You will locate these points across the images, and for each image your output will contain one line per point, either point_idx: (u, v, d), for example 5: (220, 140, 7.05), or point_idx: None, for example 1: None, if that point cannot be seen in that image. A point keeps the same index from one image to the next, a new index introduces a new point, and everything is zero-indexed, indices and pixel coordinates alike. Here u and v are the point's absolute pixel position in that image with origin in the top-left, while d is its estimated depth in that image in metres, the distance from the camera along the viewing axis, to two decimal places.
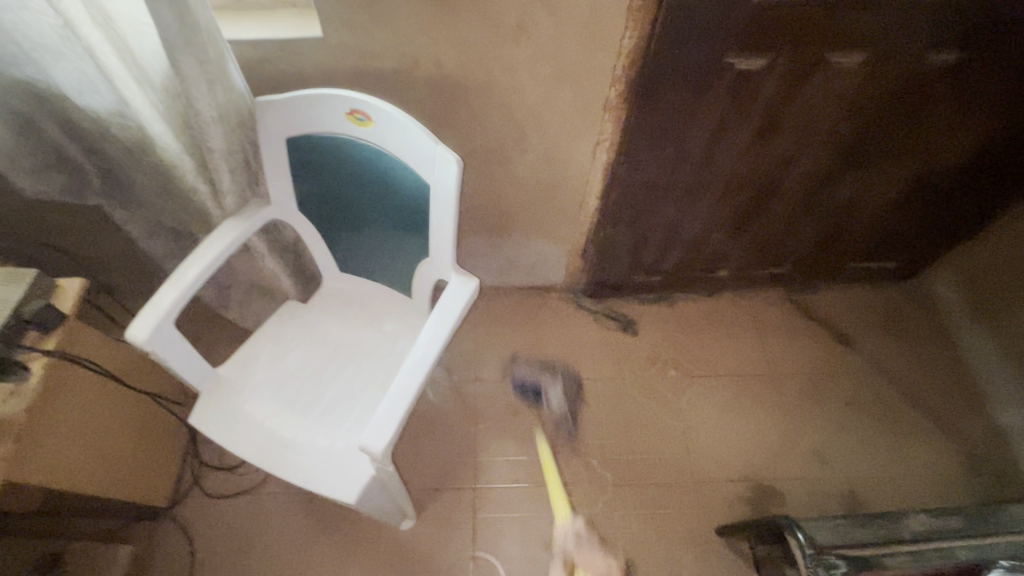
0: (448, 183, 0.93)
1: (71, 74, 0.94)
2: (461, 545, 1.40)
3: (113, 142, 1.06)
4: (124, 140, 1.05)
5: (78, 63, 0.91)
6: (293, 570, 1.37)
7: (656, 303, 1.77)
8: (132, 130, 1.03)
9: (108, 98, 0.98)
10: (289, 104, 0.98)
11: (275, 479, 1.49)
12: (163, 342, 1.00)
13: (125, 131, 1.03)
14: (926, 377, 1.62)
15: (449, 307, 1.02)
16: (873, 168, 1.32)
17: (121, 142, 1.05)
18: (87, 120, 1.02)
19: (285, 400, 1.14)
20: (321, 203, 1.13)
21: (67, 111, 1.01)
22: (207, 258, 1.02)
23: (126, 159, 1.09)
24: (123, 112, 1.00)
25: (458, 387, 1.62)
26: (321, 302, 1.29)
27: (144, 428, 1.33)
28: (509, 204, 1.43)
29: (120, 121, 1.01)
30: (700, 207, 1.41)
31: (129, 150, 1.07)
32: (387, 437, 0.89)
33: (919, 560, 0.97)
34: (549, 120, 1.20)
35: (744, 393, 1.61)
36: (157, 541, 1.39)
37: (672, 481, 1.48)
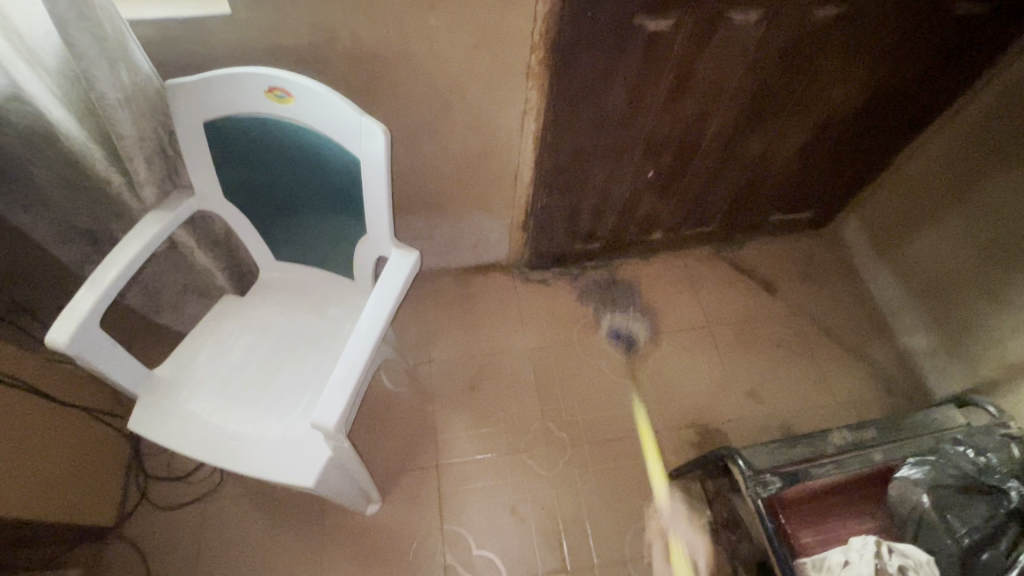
0: (377, 155, 0.93)
1: None
2: (428, 521, 1.42)
3: (10, 133, 0.99)
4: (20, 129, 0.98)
5: None
6: (258, 568, 1.35)
7: (599, 269, 1.84)
8: (31, 118, 0.96)
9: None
10: (202, 85, 0.95)
11: (229, 481, 1.44)
12: (91, 345, 0.96)
13: (22, 118, 0.96)
14: (843, 314, 1.77)
15: (389, 280, 1.02)
16: (779, 121, 1.42)
17: (19, 134, 0.99)
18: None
19: (230, 394, 1.12)
20: (246, 190, 1.10)
21: None
22: (128, 256, 0.97)
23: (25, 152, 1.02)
24: (17, 96, 0.92)
25: (412, 369, 1.62)
26: (259, 292, 1.26)
27: (78, 445, 1.26)
28: (445, 180, 1.44)
29: (16, 108, 0.94)
30: (629, 171, 1.48)
31: (30, 140, 1.00)
32: (338, 410, 0.88)
33: (844, 468, 1.06)
34: (475, 91, 1.21)
35: (685, 345, 1.71)
36: (108, 561, 1.33)
37: (625, 433, 1.55)
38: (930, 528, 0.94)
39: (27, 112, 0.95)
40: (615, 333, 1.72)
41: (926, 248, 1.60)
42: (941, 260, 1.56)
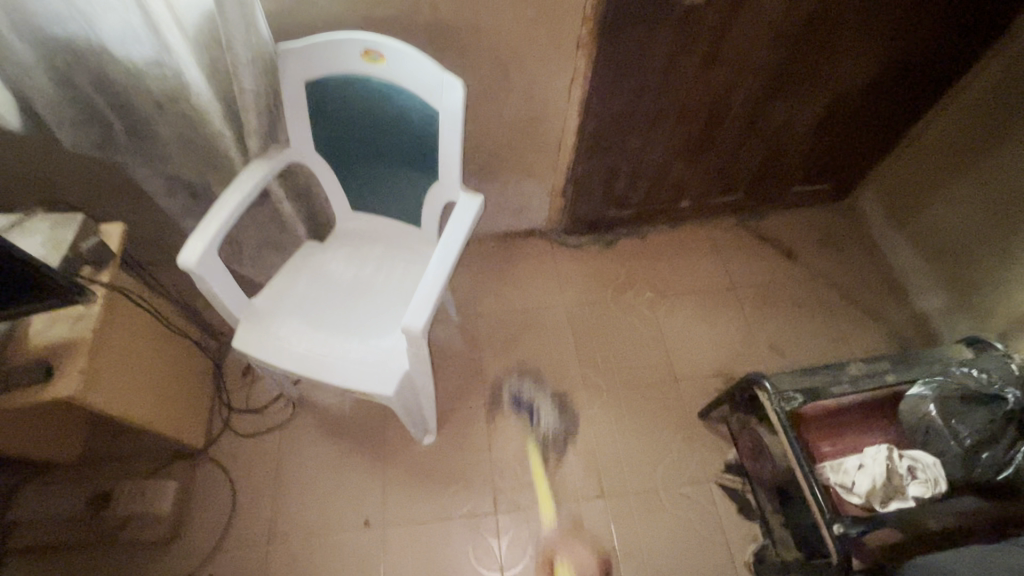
0: (455, 107, 1.09)
1: (114, 25, 1.03)
2: (479, 451, 1.57)
3: (147, 93, 1.16)
4: (156, 90, 1.16)
5: (123, 14, 1.02)
6: (328, 488, 1.51)
7: (630, 236, 1.98)
8: (168, 81, 1.14)
9: (146, 50, 1.08)
10: (309, 49, 1.12)
11: (300, 414, 1.61)
12: (209, 270, 1.14)
13: (160, 82, 1.14)
14: (861, 279, 1.89)
15: (460, 219, 1.18)
16: (800, 92, 1.55)
17: (151, 95, 1.17)
18: (123, 71, 1.12)
19: (316, 321, 1.28)
20: (334, 144, 1.28)
21: (103, 65, 1.12)
22: (234, 202, 1.16)
23: (154, 111, 1.20)
24: (160, 61, 1.10)
25: (461, 321, 1.78)
26: (337, 239, 1.44)
27: (174, 372, 1.43)
28: (496, 145, 1.60)
29: (154, 71, 1.12)
30: (663, 138, 1.63)
31: (162, 100, 1.18)
32: (423, 317, 1.05)
33: (860, 387, 1.18)
34: (531, 60, 1.38)
35: (712, 304, 1.84)
36: (198, 478, 1.50)
37: (657, 380, 1.69)
38: (937, 432, 1.07)
39: (165, 76, 1.13)
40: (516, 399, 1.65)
41: (938, 214, 1.71)
42: (952, 224, 1.67)
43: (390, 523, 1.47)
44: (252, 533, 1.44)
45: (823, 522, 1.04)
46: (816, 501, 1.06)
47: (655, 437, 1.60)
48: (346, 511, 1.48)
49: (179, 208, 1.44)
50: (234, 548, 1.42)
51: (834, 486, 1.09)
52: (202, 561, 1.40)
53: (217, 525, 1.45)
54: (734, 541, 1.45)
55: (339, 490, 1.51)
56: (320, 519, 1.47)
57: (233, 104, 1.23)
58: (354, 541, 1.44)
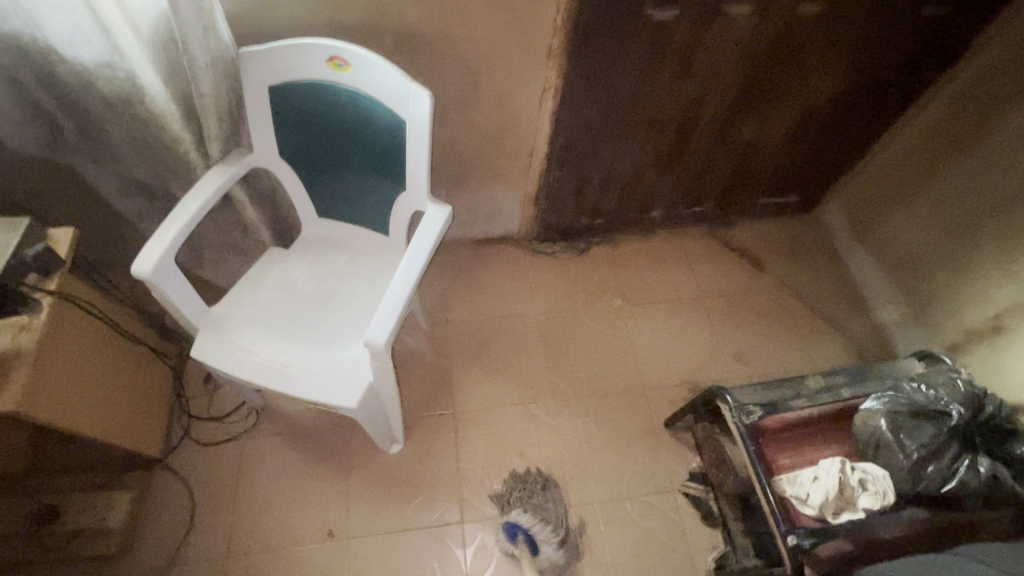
0: (423, 117, 1.08)
1: (62, 24, 1.00)
2: (446, 461, 1.56)
3: (100, 94, 1.12)
4: (108, 92, 1.12)
5: (71, 13, 0.98)
6: (291, 499, 1.48)
7: (602, 244, 2.00)
8: (121, 82, 1.10)
9: (95, 51, 1.05)
10: (271, 54, 1.09)
11: (263, 422, 1.58)
12: (166, 278, 1.10)
13: (113, 83, 1.10)
14: (823, 290, 1.94)
15: (426, 229, 1.17)
16: (767, 108, 1.59)
17: (104, 97, 1.13)
18: (73, 71, 1.08)
19: (279, 330, 1.26)
20: (299, 150, 1.25)
21: (50, 65, 1.07)
22: (192, 208, 1.12)
23: (107, 113, 1.16)
24: (112, 61, 1.07)
25: (431, 328, 1.77)
26: (302, 245, 1.41)
27: (130, 380, 1.39)
28: (467, 152, 1.59)
29: (106, 73, 1.09)
30: (634, 149, 1.64)
31: (115, 101, 1.14)
32: (387, 329, 1.04)
33: (817, 401, 1.21)
34: (501, 70, 1.37)
35: (680, 313, 1.87)
36: (154, 490, 1.46)
37: (625, 389, 1.71)
38: (886, 447, 1.10)
39: (118, 77, 1.09)
40: (512, 531, 1.43)
41: (897, 229, 1.77)
42: (910, 240, 1.73)
43: (354, 534, 1.45)
44: (210, 545, 1.40)
45: (779, 533, 1.07)
46: (773, 513, 1.09)
47: (622, 446, 1.61)
48: (310, 522, 1.45)
49: (135, 211, 1.39)
50: (191, 562, 1.38)
51: (790, 499, 1.12)
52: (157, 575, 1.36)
53: (174, 537, 1.41)
54: (697, 549, 1.47)
55: (302, 501, 1.48)
56: (282, 531, 1.44)
57: (192, 107, 1.19)
58: (317, 553, 1.42)
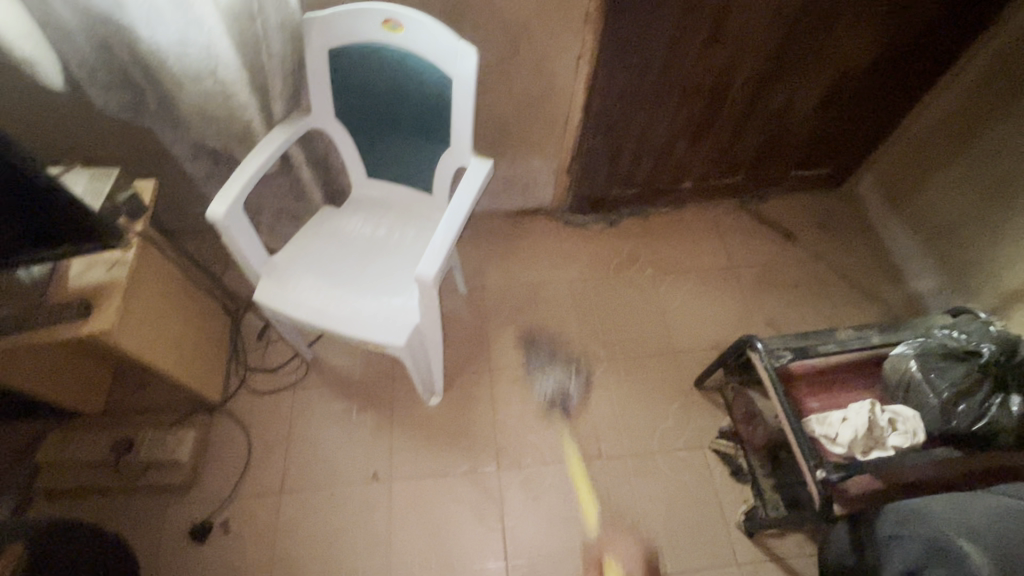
0: (469, 72, 1.16)
1: (141, 6, 1.09)
2: (482, 414, 1.63)
3: (172, 70, 1.21)
4: (178, 70, 1.20)
5: None
6: (338, 444, 1.58)
7: (634, 216, 2.05)
8: (191, 59, 1.18)
9: (171, 30, 1.13)
10: (333, 19, 1.19)
11: (313, 374, 1.68)
12: (235, 222, 1.21)
13: (183, 60, 1.19)
14: (856, 261, 1.95)
15: (470, 181, 1.25)
16: (800, 74, 1.61)
17: (175, 72, 1.21)
18: (149, 51, 1.18)
19: (331, 277, 1.35)
20: (353, 112, 1.35)
21: (134, 41, 1.18)
22: (259, 160, 1.24)
23: (179, 87, 1.25)
24: (184, 40, 1.15)
25: (468, 292, 1.85)
26: (353, 204, 1.51)
27: (196, 328, 1.52)
28: (505, 120, 1.67)
29: (180, 50, 1.17)
30: (666, 117, 1.69)
31: (184, 77, 1.22)
32: (434, 266, 1.12)
33: (847, 348, 1.24)
34: (540, 36, 1.45)
35: (710, 282, 1.90)
36: (215, 430, 1.58)
37: (656, 351, 1.76)
38: (917, 388, 1.13)
39: (190, 54, 1.17)
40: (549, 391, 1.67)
41: (934, 197, 1.77)
42: (946, 207, 1.73)
43: (396, 477, 1.54)
44: (266, 482, 1.52)
45: (808, 469, 1.11)
46: (802, 451, 1.13)
47: (652, 403, 1.66)
48: (356, 465, 1.55)
49: (202, 174, 1.51)
50: (247, 497, 1.49)
51: (819, 438, 1.15)
52: (219, 506, 1.48)
53: (233, 474, 1.52)
54: (727, 502, 1.50)
55: (349, 445, 1.58)
56: (332, 472, 1.54)
57: (260, 77, 1.29)
58: (363, 492, 1.51)
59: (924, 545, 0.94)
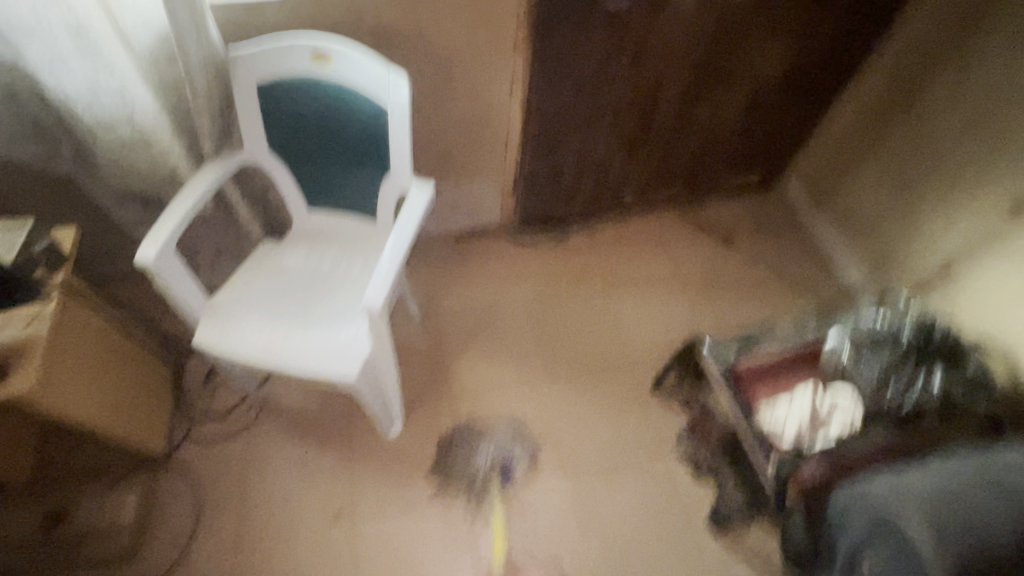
0: (403, 103, 1.18)
1: (43, 53, 1.04)
2: (445, 441, 1.61)
3: (86, 117, 1.15)
4: (91, 118, 1.15)
5: (52, 42, 1.03)
6: (296, 487, 1.51)
7: (581, 231, 2.10)
8: (106, 108, 1.14)
9: (79, 78, 1.09)
10: (258, 54, 1.18)
11: (264, 418, 1.62)
12: (166, 266, 1.16)
13: (98, 109, 1.14)
14: (792, 258, 2.06)
15: (411, 206, 1.25)
16: (722, 87, 1.71)
17: (89, 121, 1.16)
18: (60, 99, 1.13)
19: (275, 315, 1.31)
20: (289, 146, 1.34)
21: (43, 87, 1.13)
22: (190, 199, 1.20)
23: (93, 135, 1.20)
24: (96, 89, 1.11)
25: (422, 318, 1.84)
26: (295, 238, 1.48)
27: (131, 379, 1.43)
28: (445, 144, 1.70)
29: (90, 98, 1.12)
30: (602, 133, 1.75)
31: (101, 125, 1.17)
32: (382, 294, 1.11)
33: (786, 342, 1.31)
34: (472, 63, 1.49)
35: (659, 289, 1.96)
36: (160, 488, 1.49)
37: (613, 361, 1.78)
38: None
39: (104, 102, 1.13)
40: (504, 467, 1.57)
41: (854, 194, 1.90)
42: (866, 202, 1.86)
43: (359, 516, 1.48)
44: (218, 537, 1.43)
45: (759, 461, 1.14)
46: (751, 444, 1.17)
47: (613, 413, 1.68)
48: (316, 508, 1.48)
49: (130, 218, 1.45)
50: (199, 555, 1.40)
51: (768, 431, 1.19)
52: (167, 569, 1.38)
53: (181, 533, 1.43)
54: (693, 505, 1.53)
55: (307, 488, 1.51)
56: (290, 517, 1.47)
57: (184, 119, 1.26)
58: (325, 536, 1.45)
59: (871, 524, 1.00)
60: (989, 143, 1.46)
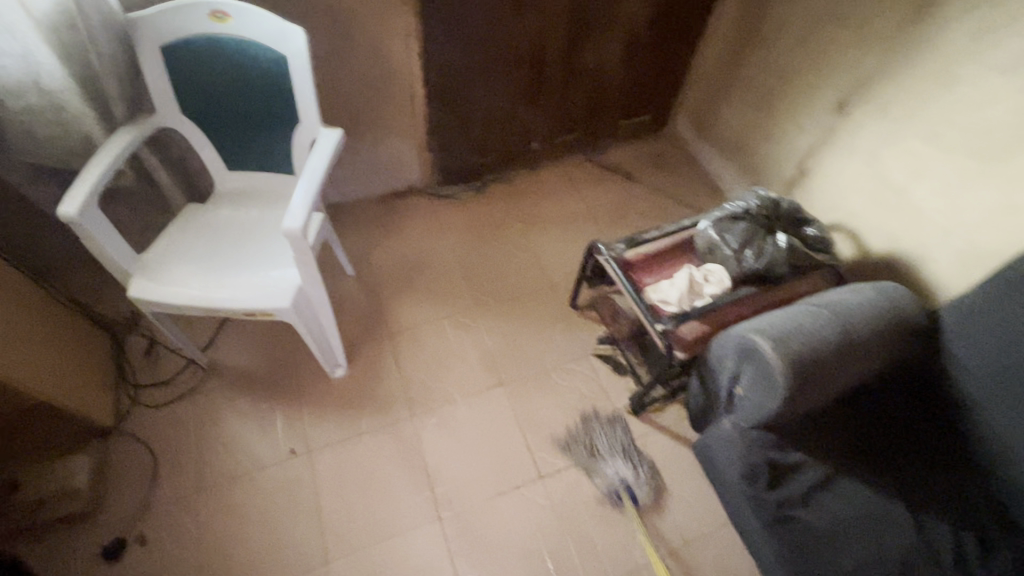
0: (301, 52, 1.30)
1: None
2: (389, 375, 1.73)
3: None
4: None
5: None
6: (249, 434, 1.60)
7: (498, 181, 2.27)
8: (10, 73, 1.19)
9: None
10: (158, 17, 1.27)
11: (210, 378, 1.69)
12: (91, 221, 1.22)
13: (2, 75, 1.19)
14: (686, 185, 2.31)
15: (323, 147, 1.37)
16: (602, 33, 1.91)
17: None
18: None
19: (206, 264, 1.40)
20: (199, 108, 1.42)
21: None
22: (106, 159, 1.27)
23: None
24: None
25: (356, 273, 1.95)
26: (218, 199, 1.57)
27: (67, 351, 1.47)
28: (355, 104, 1.82)
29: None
30: (500, 83, 1.92)
31: (6, 92, 1.22)
32: (300, 219, 1.22)
33: (665, 232, 1.54)
34: (367, 21, 1.61)
35: (573, 224, 2.16)
36: (113, 453, 1.54)
37: (536, 288, 1.97)
38: (715, 247, 1.43)
39: (7, 67, 1.18)
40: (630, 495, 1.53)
41: (729, 120, 2.17)
42: (738, 125, 2.13)
43: (314, 451, 1.59)
44: (179, 486, 1.51)
45: (652, 327, 1.36)
46: (644, 314, 1.38)
47: (540, 330, 1.86)
48: (272, 449, 1.58)
49: (47, 196, 1.50)
50: (160, 506, 1.47)
51: (657, 303, 1.40)
52: (130, 523, 1.44)
53: (140, 490, 1.49)
54: (616, 396, 1.73)
55: (260, 434, 1.60)
56: (247, 460, 1.56)
57: (90, 84, 1.33)
58: (282, 472, 1.55)
59: (737, 346, 1.22)
60: (818, 60, 1.73)
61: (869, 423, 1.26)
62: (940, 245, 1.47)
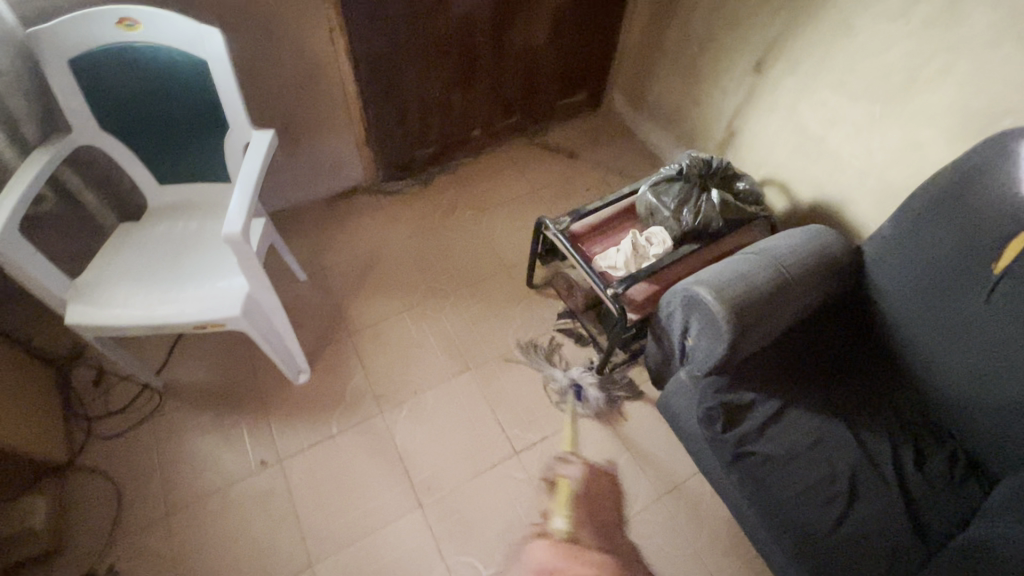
0: (221, 53, 1.28)
1: None
2: (353, 374, 1.73)
3: None
4: None
5: None
6: (215, 451, 1.56)
7: (443, 171, 2.28)
8: None
9: None
10: (61, 29, 1.22)
11: (168, 399, 1.64)
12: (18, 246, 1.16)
13: None
14: (627, 157, 2.38)
15: (256, 150, 1.35)
16: (527, 14, 1.94)
17: None
18: None
19: (148, 282, 1.35)
20: (119, 121, 1.37)
21: None
22: (26, 182, 1.21)
23: None
24: None
25: (309, 277, 1.93)
26: (152, 215, 1.52)
27: (10, 388, 1.41)
28: (287, 105, 1.79)
29: None
30: (432, 73, 1.93)
31: None
32: (240, 223, 1.20)
33: (607, 202, 1.59)
34: (288, 19, 1.59)
35: (521, 206, 2.19)
36: (71, 489, 1.48)
37: (492, 271, 1.99)
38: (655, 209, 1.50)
39: None
40: None
41: (659, 90, 2.24)
42: (669, 94, 2.20)
43: (285, 458, 1.57)
44: (148, 512, 1.46)
45: (603, 292, 1.40)
46: (595, 281, 1.43)
47: (500, 312, 1.89)
48: (240, 462, 1.55)
49: None
50: (128, 534, 1.43)
51: (606, 269, 1.45)
52: (97, 557, 1.39)
53: (105, 522, 1.44)
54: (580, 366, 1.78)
55: (226, 448, 1.57)
56: (216, 476, 1.53)
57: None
58: (254, 484, 1.52)
59: (682, 297, 1.28)
60: (732, 24, 1.82)
61: (809, 367, 1.33)
62: (859, 186, 1.58)
